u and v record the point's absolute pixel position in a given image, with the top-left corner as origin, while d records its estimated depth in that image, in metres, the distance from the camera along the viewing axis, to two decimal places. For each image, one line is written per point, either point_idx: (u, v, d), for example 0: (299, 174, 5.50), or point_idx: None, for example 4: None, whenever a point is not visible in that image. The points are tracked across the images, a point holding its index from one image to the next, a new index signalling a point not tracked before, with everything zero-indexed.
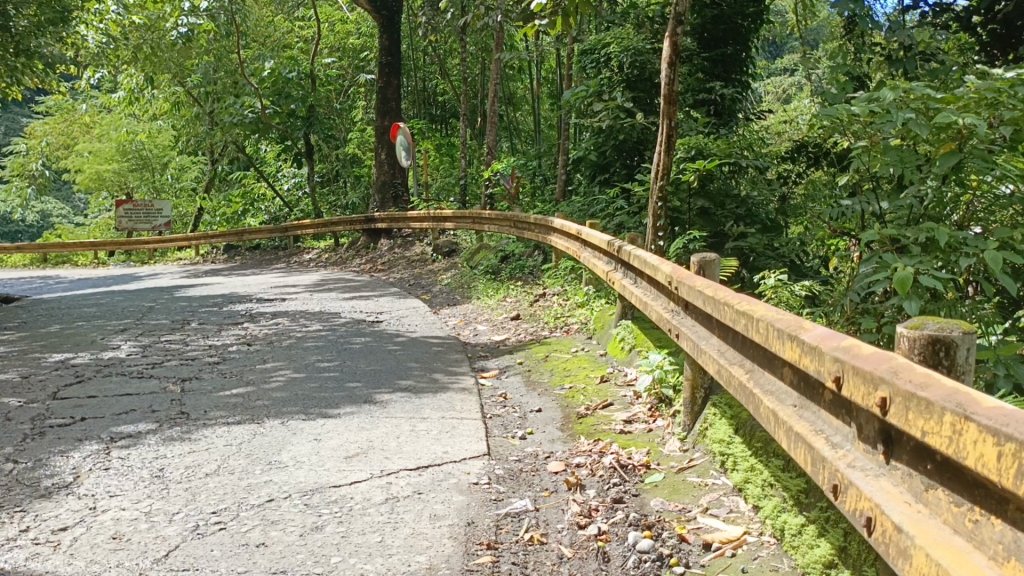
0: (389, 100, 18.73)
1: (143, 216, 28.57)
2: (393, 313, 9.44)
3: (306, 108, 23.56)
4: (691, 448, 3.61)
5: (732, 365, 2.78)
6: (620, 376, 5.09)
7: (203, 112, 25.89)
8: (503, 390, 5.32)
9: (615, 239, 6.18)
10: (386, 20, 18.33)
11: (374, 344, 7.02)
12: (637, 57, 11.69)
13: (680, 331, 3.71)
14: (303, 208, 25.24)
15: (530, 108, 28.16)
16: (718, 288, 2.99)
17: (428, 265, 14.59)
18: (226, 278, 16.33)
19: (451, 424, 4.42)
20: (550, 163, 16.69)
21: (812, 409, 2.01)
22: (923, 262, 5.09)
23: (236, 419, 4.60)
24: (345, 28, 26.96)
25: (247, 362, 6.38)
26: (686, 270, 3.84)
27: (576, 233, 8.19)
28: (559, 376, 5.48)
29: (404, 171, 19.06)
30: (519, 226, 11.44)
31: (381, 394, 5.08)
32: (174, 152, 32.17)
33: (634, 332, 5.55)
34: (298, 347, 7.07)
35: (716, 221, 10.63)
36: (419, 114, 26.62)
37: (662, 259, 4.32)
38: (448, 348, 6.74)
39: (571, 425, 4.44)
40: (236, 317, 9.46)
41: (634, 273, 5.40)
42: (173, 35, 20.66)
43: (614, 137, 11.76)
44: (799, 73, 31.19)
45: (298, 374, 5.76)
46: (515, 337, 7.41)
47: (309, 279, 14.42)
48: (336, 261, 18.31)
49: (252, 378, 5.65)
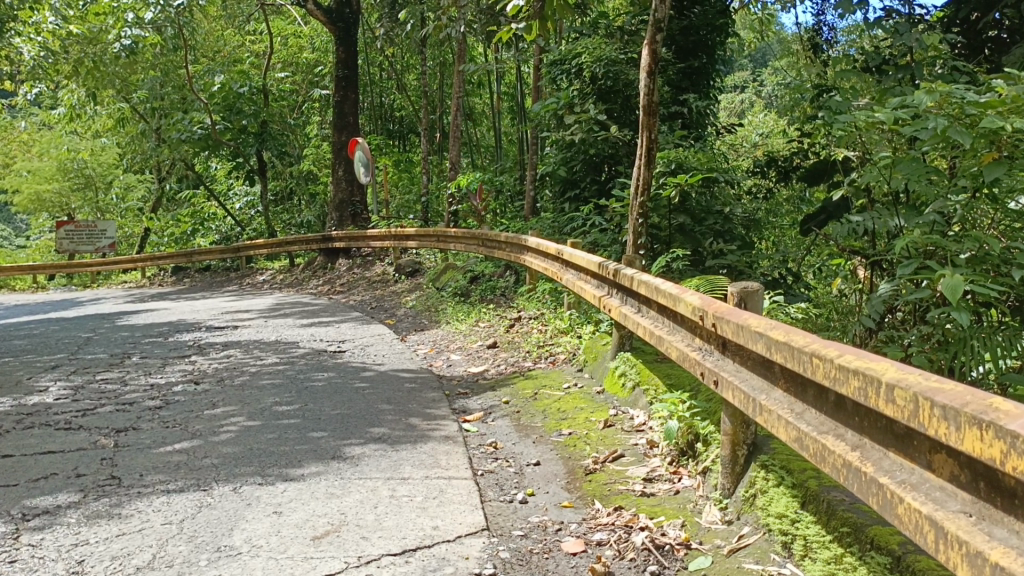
0: (346, 115, 17.95)
1: (85, 237, 27.33)
2: (357, 341, 8.70)
3: (258, 124, 22.71)
4: (735, 520, 3.00)
5: (818, 431, 2.19)
6: (627, 422, 4.50)
7: (150, 129, 24.91)
8: (491, 438, 4.65)
9: (609, 262, 5.59)
10: (343, 32, 17.60)
11: (338, 381, 6.25)
12: (610, 67, 11.14)
13: (717, 376, 3.12)
14: (256, 227, 24.31)
15: (489, 123, 27.71)
16: (787, 330, 2.40)
17: (391, 286, 13.85)
18: (175, 303, 15.37)
19: (437, 486, 3.73)
20: (515, 179, 16.12)
21: (1007, 522, 1.43)
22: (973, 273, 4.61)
23: (179, 485, 3.84)
24: (298, 42, 26.17)
25: (194, 407, 5.57)
26: (721, 303, 3.25)
27: (556, 253, 7.58)
28: (553, 420, 4.84)
29: (363, 188, 18.28)
30: (488, 244, 10.78)
31: (350, 448, 4.35)
32: (119, 170, 30.88)
33: (638, 368, 4.97)
34: (254, 386, 6.29)
35: (697, 238, 10.08)
36: (376, 130, 25.93)
37: (683, 288, 3.73)
38: (422, 385, 6.03)
39: (578, 483, 3.81)
40: (183, 349, 8.59)
41: (637, 300, 4.80)
42: (115, 47, 19.65)
43: (586, 151, 11.19)
44: (753, 89, 31.44)
45: (253, 422, 4.98)
46: (495, 369, 6.76)
47: (263, 303, 13.56)
48: (292, 282, 17.45)
49: (200, 428, 4.87)
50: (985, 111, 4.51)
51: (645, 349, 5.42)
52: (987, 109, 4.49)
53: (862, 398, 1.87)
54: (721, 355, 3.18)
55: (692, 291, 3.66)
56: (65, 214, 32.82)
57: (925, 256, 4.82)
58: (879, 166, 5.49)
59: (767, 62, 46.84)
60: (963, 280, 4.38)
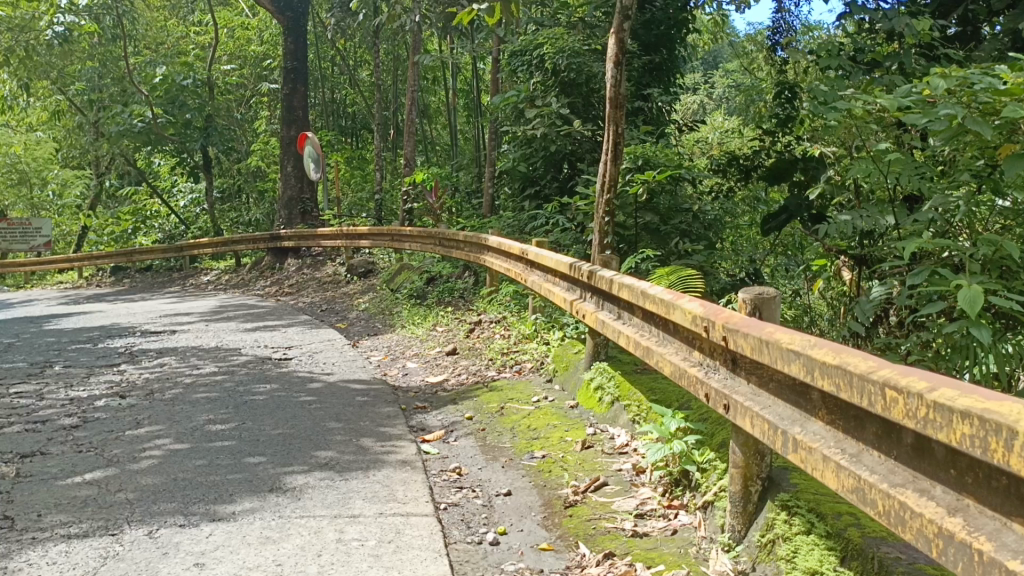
0: (295, 108, 17.24)
1: (19, 235, 25.95)
2: (305, 348, 8.05)
3: (203, 118, 21.78)
4: (750, 570, 2.52)
5: (887, 482, 1.72)
6: (608, 443, 4.01)
7: (87, 122, 23.26)
8: (454, 461, 4.11)
9: (581, 262, 5.10)
10: (292, 22, 16.90)
11: (282, 394, 5.64)
12: (573, 59, 10.72)
13: (728, 400, 2.64)
14: (202, 226, 23.35)
15: (444, 121, 27.15)
16: (836, 349, 1.93)
17: (342, 287, 13.21)
18: (111, 305, 14.47)
19: (393, 527, 3.17)
20: (473, 176, 15.60)
21: None
22: (989, 281, 4.22)
23: (85, 527, 3.22)
24: (246, 34, 25.24)
25: (116, 426, 4.91)
26: (730, 311, 2.77)
27: (520, 252, 7.07)
28: (523, 439, 4.33)
29: (312, 185, 17.54)
30: (445, 244, 10.23)
31: (291, 477, 3.76)
32: (55, 166, 29.48)
33: (617, 381, 4.51)
34: (186, 399, 5.64)
35: (662, 237, 9.70)
36: (328, 126, 25.16)
37: (680, 295, 3.24)
38: (374, 399, 5.45)
39: (556, 519, 3.30)
40: (112, 357, 7.87)
41: (617, 306, 4.32)
42: (48, 35, 18.62)
43: (547, 147, 10.71)
44: (711, 90, 31.42)
45: (181, 445, 4.35)
46: (455, 379, 6.22)
47: (205, 305, 12.79)
48: (238, 283, 16.65)
49: (119, 453, 4.24)
50: (1002, 100, 4.16)
51: (622, 359, 4.95)
52: (1004, 96, 4.14)
53: (974, 450, 1.40)
54: (731, 375, 2.71)
55: (689, 297, 3.18)
56: None
57: (932, 258, 4.42)
58: (875, 164, 5.12)
59: (723, 61, 47.04)
60: (983, 292, 3.96)
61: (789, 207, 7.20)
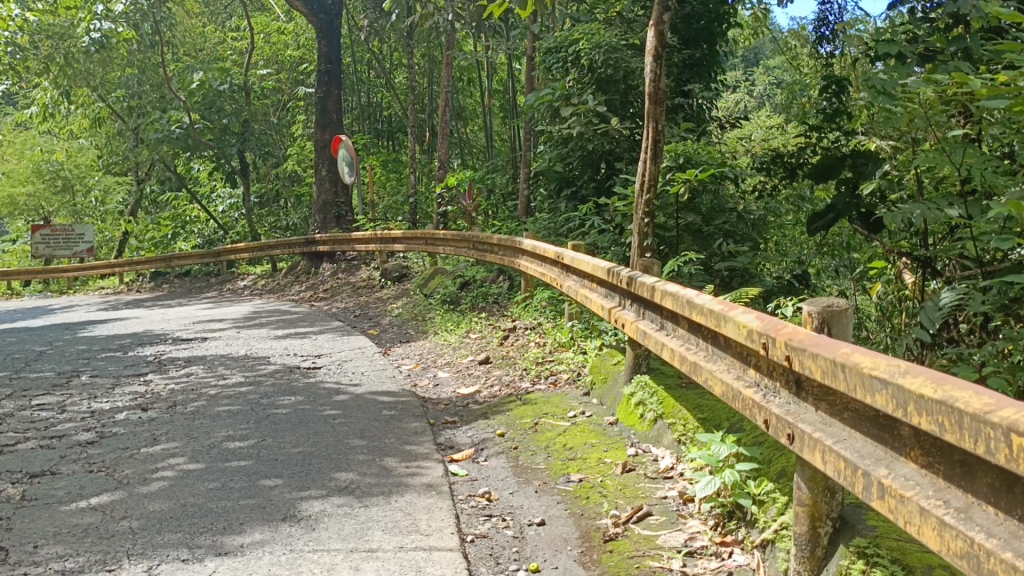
0: (329, 111, 17.11)
1: (63, 241, 26.30)
2: (334, 356, 7.80)
3: (240, 123, 21.77)
4: None
5: (1010, 549, 1.40)
6: (651, 465, 3.68)
7: (127, 129, 23.41)
8: (484, 484, 3.80)
9: (620, 268, 4.78)
10: (326, 24, 16.77)
11: (306, 408, 5.38)
12: (610, 55, 10.36)
13: (792, 429, 2.30)
14: (240, 230, 23.42)
15: (480, 122, 26.94)
16: (937, 381, 1.60)
17: (376, 292, 13.00)
18: (147, 311, 14.43)
19: (414, 564, 2.86)
20: (508, 178, 15.30)
21: None
22: None
23: (81, 561, 2.96)
24: (282, 38, 25.24)
25: (132, 442, 4.67)
26: (793, 325, 2.42)
27: (556, 256, 6.77)
28: (559, 459, 4.01)
29: (347, 189, 17.41)
30: (480, 247, 9.94)
31: (307, 503, 3.49)
32: (97, 173, 29.82)
33: (659, 397, 4.17)
34: (207, 413, 5.39)
35: (705, 239, 9.30)
36: (364, 129, 25.08)
37: (732, 305, 2.90)
38: (402, 413, 5.16)
39: (595, 555, 2.96)
40: (140, 366, 7.70)
41: (660, 315, 3.98)
42: (86, 42, 18.74)
43: (583, 146, 10.38)
44: (754, 88, 30.74)
45: (196, 465, 4.10)
46: (488, 390, 5.92)
47: (239, 311, 12.67)
48: (274, 288, 16.56)
49: (130, 474, 4.00)
50: None
51: (664, 371, 4.60)
52: None
53: None
54: (796, 399, 2.36)
55: (741, 308, 2.85)
56: (41, 218, 31.66)
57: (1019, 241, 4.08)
58: (956, 158, 4.78)
59: (763, 58, 46.19)
60: None
61: (836, 206, 6.56)
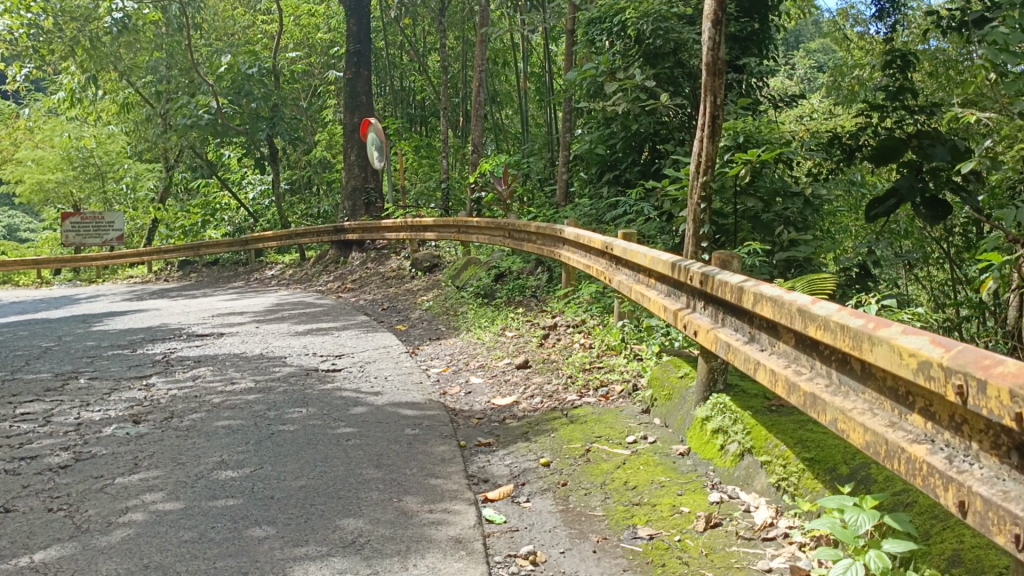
0: (358, 94, 16.34)
1: (92, 229, 25.98)
2: (357, 356, 7.05)
3: (270, 107, 20.91)
4: None
5: None
6: (742, 520, 2.85)
7: (155, 114, 22.91)
8: (529, 540, 2.99)
9: (689, 261, 3.95)
10: (355, 1, 16.01)
11: (317, 425, 4.61)
12: (660, 24, 9.46)
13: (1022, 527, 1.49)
14: (270, 219, 22.82)
15: (515, 107, 26.07)
16: None
17: (406, 283, 12.28)
18: (170, 302, 13.85)
19: None
20: (545, 162, 14.46)
21: None
22: None
23: None
24: (314, 21, 24.53)
25: (109, 469, 3.93)
26: (1009, 359, 1.58)
27: (603, 246, 5.95)
28: (620, 505, 3.19)
29: (377, 174, 16.69)
30: (516, 235, 9.14)
31: (301, 567, 2.72)
32: (127, 161, 29.51)
33: (745, 424, 3.33)
34: (203, 429, 4.64)
35: (766, 227, 8.38)
36: (396, 114, 24.34)
37: (877, 322, 2.05)
38: (427, 432, 4.38)
39: None
40: (145, 367, 7.01)
41: (750, 321, 3.13)
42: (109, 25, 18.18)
43: (628, 127, 9.53)
44: (802, 70, 29.34)
45: (175, 505, 3.35)
46: (528, 401, 5.13)
47: (262, 303, 11.99)
48: (302, 278, 15.91)
49: (94, 518, 3.26)
50: None
51: (744, 391, 3.76)
52: None
53: None
54: (1018, 477, 1.55)
55: (894, 324, 2.00)
56: (71, 205, 31.50)
57: None
58: None
59: (804, 41, 44.54)
60: None
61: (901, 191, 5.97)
